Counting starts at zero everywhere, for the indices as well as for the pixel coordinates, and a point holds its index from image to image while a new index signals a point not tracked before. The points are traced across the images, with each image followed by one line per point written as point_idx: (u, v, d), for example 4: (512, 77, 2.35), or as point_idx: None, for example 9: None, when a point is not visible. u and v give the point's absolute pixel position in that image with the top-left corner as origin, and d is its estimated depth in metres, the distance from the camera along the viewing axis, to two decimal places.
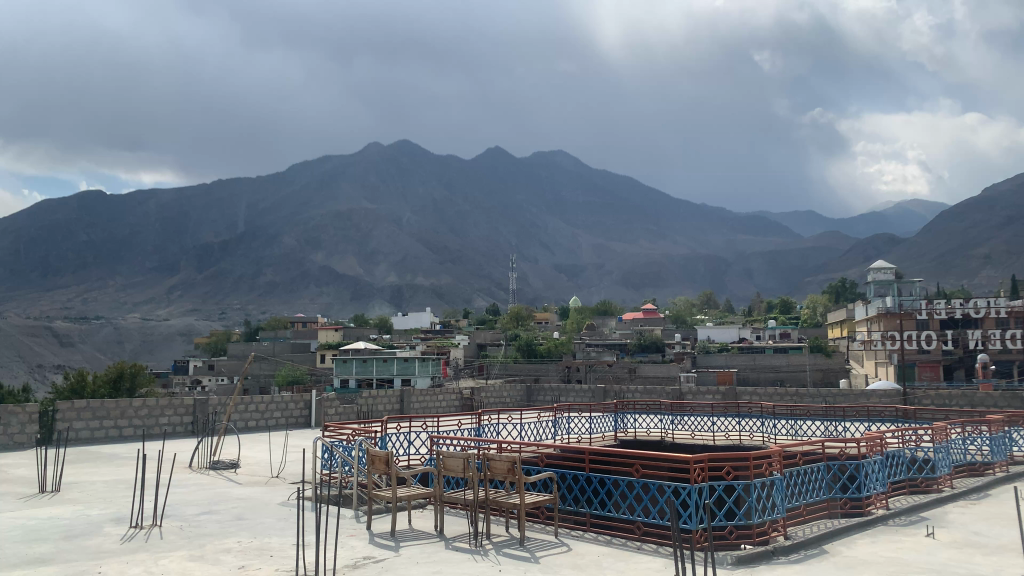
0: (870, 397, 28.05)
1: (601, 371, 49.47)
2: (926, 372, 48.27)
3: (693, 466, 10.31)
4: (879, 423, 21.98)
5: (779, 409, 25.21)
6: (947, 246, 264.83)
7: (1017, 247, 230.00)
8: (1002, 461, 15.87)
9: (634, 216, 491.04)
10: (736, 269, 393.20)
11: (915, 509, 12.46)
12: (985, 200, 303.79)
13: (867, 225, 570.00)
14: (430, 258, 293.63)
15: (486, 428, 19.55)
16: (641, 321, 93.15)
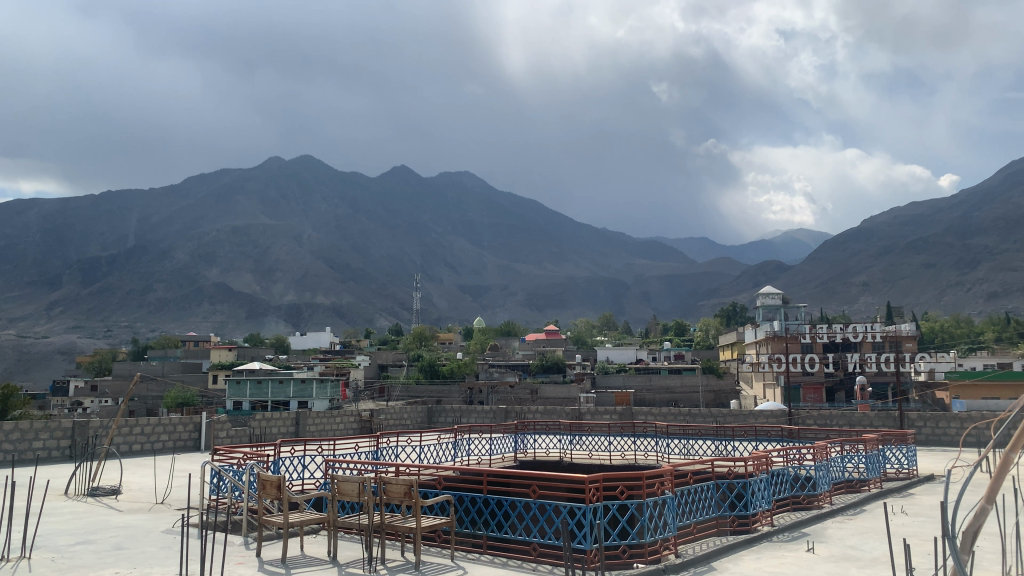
0: (759, 418, 29.29)
1: (503, 393, 49.50)
2: (810, 395, 50.99)
3: (588, 485, 10.45)
4: (765, 442, 22.91)
5: (673, 429, 26.00)
6: (829, 274, 280.54)
7: (891, 276, 246.03)
8: (874, 478, 16.89)
9: (538, 239, 498.03)
10: (636, 293, 403.88)
11: (796, 526, 13.00)
12: (864, 231, 323.11)
13: (757, 252, 596.43)
14: (332, 276, 289.05)
15: (384, 451, 19.29)
16: (543, 342, 94.08)
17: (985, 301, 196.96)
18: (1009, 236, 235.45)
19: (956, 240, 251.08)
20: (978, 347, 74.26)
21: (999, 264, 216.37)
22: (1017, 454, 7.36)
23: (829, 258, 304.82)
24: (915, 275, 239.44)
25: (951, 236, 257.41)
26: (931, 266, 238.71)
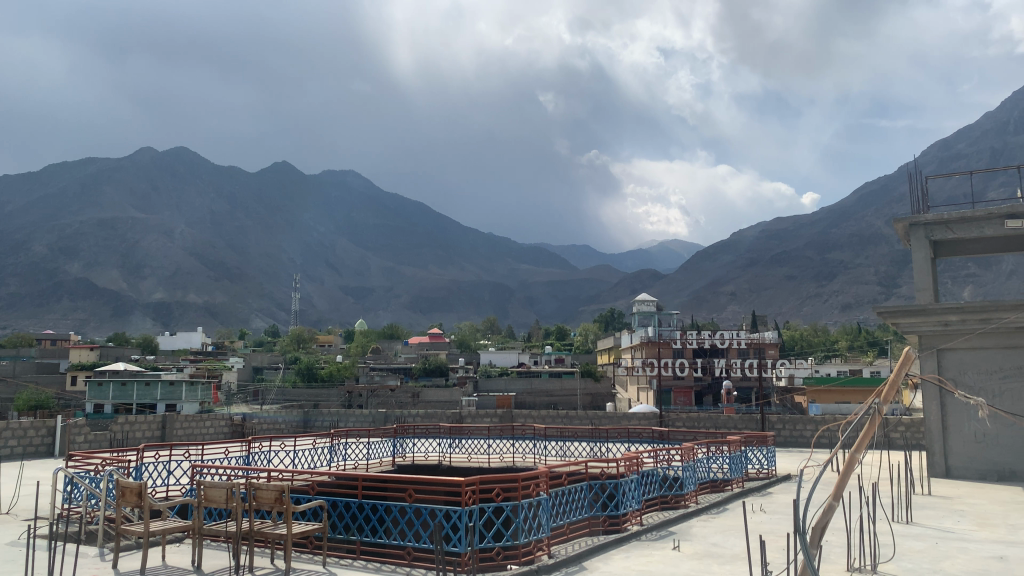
0: (631, 420, 30.32)
1: (383, 397, 48.88)
2: (681, 397, 53.21)
3: (464, 488, 10.48)
4: (638, 443, 23.74)
5: (550, 432, 26.51)
6: (701, 283, 293.55)
7: (757, 287, 260.07)
8: (736, 478, 17.77)
9: (423, 241, 495.64)
10: (519, 297, 408.65)
11: (664, 525, 13.50)
12: (733, 243, 339.69)
13: (635, 260, 615.38)
14: (205, 274, 277.72)
15: (256, 457, 18.71)
16: (427, 345, 93.71)
17: (840, 312, 211.16)
18: (861, 252, 253.18)
19: (815, 254, 267.58)
20: (833, 355, 79.57)
21: (853, 277, 232.49)
22: (861, 455, 7.96)
23: (700, 268, 318.65)
24: (777, 286, 254.07)
25: (811, 250, 274.28)
26: (793, 278, 253.71)
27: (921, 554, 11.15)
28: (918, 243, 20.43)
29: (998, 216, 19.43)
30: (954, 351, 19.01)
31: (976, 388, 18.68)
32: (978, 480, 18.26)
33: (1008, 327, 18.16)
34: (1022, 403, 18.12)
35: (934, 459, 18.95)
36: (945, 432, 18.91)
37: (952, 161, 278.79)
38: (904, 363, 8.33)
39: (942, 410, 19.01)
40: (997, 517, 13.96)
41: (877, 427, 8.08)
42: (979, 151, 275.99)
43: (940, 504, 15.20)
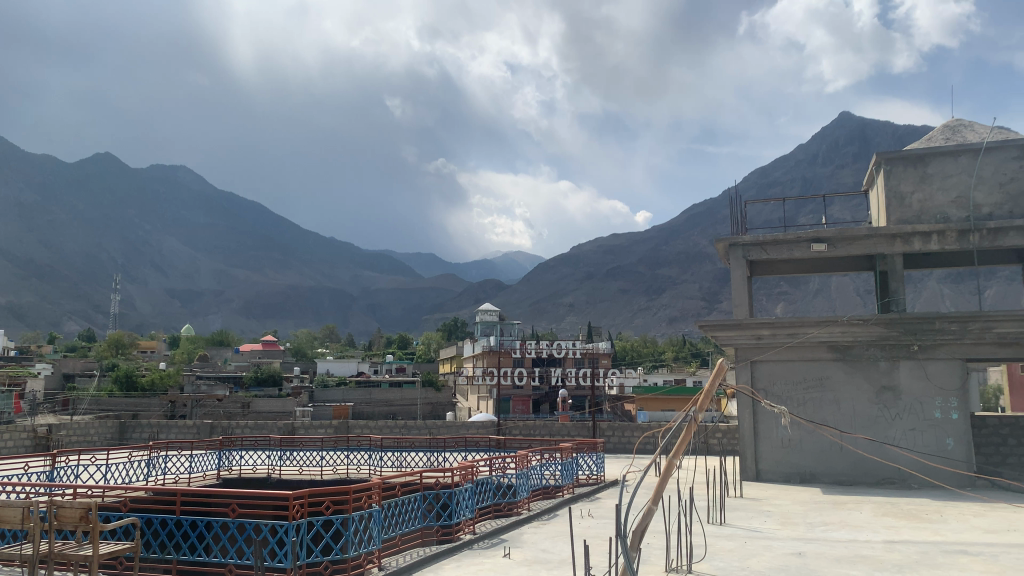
0: (469, 428, 30.49)
1: (210, 407, 46.39)
2: (518, 406, 54.19)
3: (292, 503, 10.08)
4: (474, 453, 23.91)
5: (387, 441, 26.03)
6: (541, 294, 300.72)
7: (593, 299, 269.83)
8: (568, 484, 18.29)
9: (261, 243, 476.43)
10: (361, 304, 401.57)
11: (495, 533, 13.66)
12: (572, 256, 350.53)
13: (477, 270, 620.54)
14: (9, 271, 251.85)
15: (63, 472, 17.27)
16: (260, 353, 89.87)
17: (667, 324, 223.37)
18: (688, 268, 269.01)
19: (646, 269, 281.06)
20: (660, 364, 84.02)
21: (679, 292, 246.57)
22: (679, 461, 8.39)
23: (541, 279, 326.61)
24: (611, 298, 264.87)
25: (643, 265, 287.96)
26: (626, 292, 265.55)
27: (732, 554, 11.91)
28: (737, 262, 22.00)
29: (806, 239, 21.18)
30: (766, 363, 20.49)
31: (783, 397, 20.27)
32: (784, 483, 19.78)
33: (810, 342, 19.90)
34: (820, 412, 19.87)
35: (746, 463, 20.38)
36: (756, 439, 20.34)
37: (770, 188, 302.75)
38: (717, 375, 8.90)
39: (754, 421, 20.40)
40: (798, 516, 15.19)
41: (693, 435, 8.56)
42: (792, 180, 301.40)
43: (748, 506, 16.38)
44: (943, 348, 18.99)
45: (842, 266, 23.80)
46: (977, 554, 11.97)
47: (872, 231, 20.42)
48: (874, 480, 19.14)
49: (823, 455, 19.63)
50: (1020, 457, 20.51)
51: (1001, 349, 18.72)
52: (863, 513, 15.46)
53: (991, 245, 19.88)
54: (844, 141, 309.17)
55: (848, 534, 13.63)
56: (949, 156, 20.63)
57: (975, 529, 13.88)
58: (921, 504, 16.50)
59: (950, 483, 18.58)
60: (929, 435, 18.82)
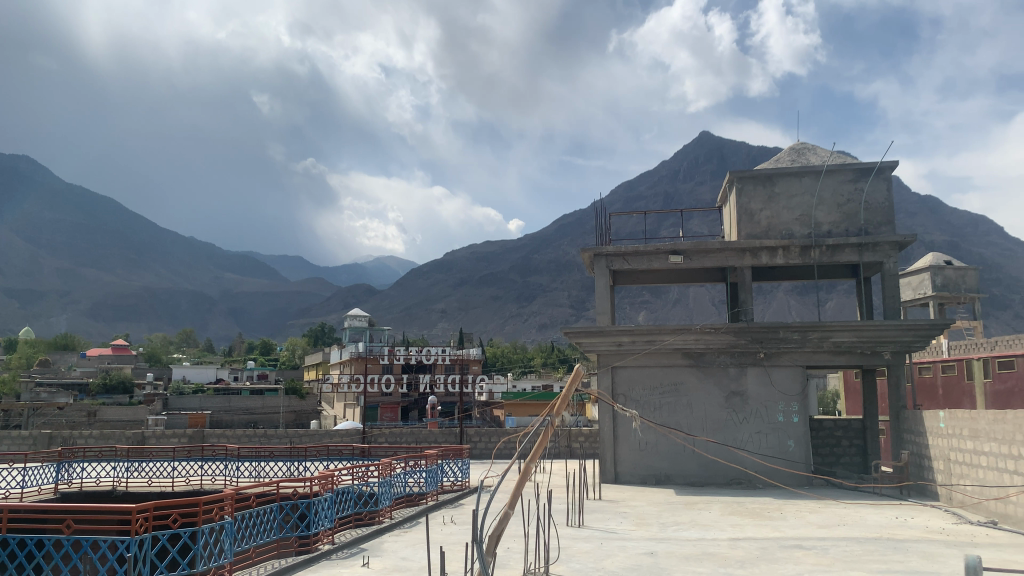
0: (334, 437, 29.80)
1: (50, 416, 43.11)
2: (387, 413, 53.59)
3: (134, 516, 9.52)
4: (337, 462, 23.42)
5: (244, 451, 25.10)
6: (413, 299, 298.32)
7: (465, 305, 270.42)
8: (432, 491, 18.18)
9: (114, 240, 447.28)
10: (223, 307, 384.52)
11: (355, 543, 13.34)
12: (445, 262, 349.94)
13: (347, 274, 607.71)
14: None
15: None
16: (110, 359, 84.36)
17: (537, 331, 227.34)
18: (558, 276, 274.70)
19: (517, 277, 284.22)
20: (528, 371, 85.27)
21: (549, 300, 251.21)
22: (535, 465, 8.54)
23: (413, 285, 324.00)
24: (483, 305, 266.09)
25: (515, 272, 291.16)
26: (498, 298, 267.65)
27: (589, 555, 12.23)
28: (600, 272, 22.64)
29: (664, 251, 22.13)
30: (626, 369, 21.23)
31: (640, 402, 21.04)
32: (640, 484, 20.54)
33: (667, 349, 20.76)
34: (674, 417, 20.78)
35: (606, 466, 20.98)
36: (615, 443, 21.03)
37: (635, 201, 313.75)
38: (572, 382, 9.16)
39: (614, 425, 21.10)
40: (651, 517, 15.84)
41: (549, 439, 8.73)
42: (656, 194, 313.77)
43: (605, 507, 16.92)
44: (785, 355, 20.36)
45: (698, 277, 24.99)
46: (810, 548, 12.83)
47: (723, 245, 21.62)
48: (723, 480, 20.16)
49: (677, 457, 20.53)
50: (851, 456, 22.26)
51: (836, 357, 20.31)
52: (712, 513, 16.26)
53: (828, 260, 21.53)
54: (704, 159, 325.15)
55: (697, 533, 14.31)
56: (794, 176, 22.14)
57: (809, 525, 14.87)
58: (763, 503, 17.56)
59: (788, 482, 19.91)
60: (773, 438, 20.08)
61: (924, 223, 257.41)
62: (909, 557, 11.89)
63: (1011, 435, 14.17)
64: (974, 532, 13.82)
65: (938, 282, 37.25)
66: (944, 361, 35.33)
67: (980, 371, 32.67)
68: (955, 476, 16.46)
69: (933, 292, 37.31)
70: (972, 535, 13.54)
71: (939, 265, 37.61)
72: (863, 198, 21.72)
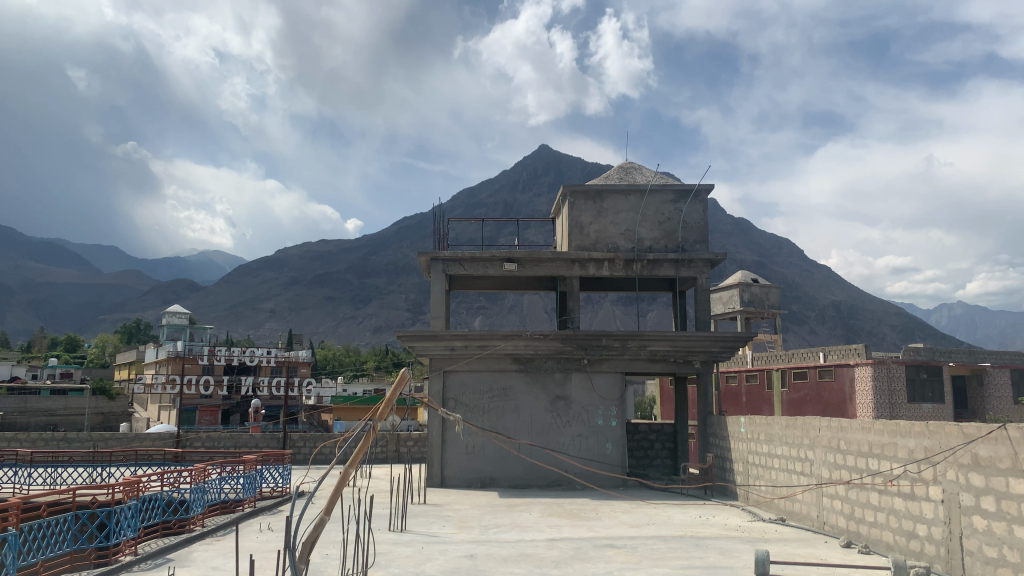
0: (145, 441, 27.92)
1: None
2: (205, 416, 51.05)
3: None
4: (144, 467, 21.95)
5: (38, 455, 22.99)
6: (241, 296, 284.83)
7: (296, 305, 261.38)
8: (250, 498, 17.45)
9: None
10: (21, 299, 348.92)
11: (160, 552, 12.54)
12: (276, 259, 336.81)
13: (168, 268, 571.06)
14: None
15: None
16: None
17: (371, 335, 224.32)
18: (394, 280, 272.28)
19: (353, 278, 278.57)
20: (360, 374, 84.10)
21: (385, 303, 248.54)
22: (354, 470, 8.39)
23: (241, 282, 309.30)
24: (315, 306, 258.48)
25: (350, 274, 285.26)
26: (331, 300, 261.08)
27: (409, 559, 12.22)
28: (435, 276, 22.71)
29: (498, 258, 22.55)
30: (456, 374, 21.40)
31: (469, 406, 21.26)
32: (466, 488, 20.75)
33: (497, 354, 21.12)
34: (500, 421, 21.15)
35: (432, 470, 21.04)
36: (443, 447, 21.10)
37: (474, 207, 316.65)
38: (398, 385, 9.09)
39: (442, 429, 21.19)
40: (473, 520, 16.04)
41: (371, 442, 8.60)
42: (495, 202, 318.43)
43: (429, 512, 16.92)
44: (606, 362, 21.34)
45: (528, 284, 25.68)
46: (621, 546, 13.51)
47: (555, 254, 22.33)
48: (545, 483, 20.80)
49: (502, 460, 20.93)
50: (663, 458, 23.68)
51: (652, 365, 21.52)
52: (532, 515, 16.68)
53: (648, 274, 22.81)
54: (542, 171, 334.37)
55: (517, 534, 14.66)
56: (620, 194, 23.24)
57: (622, 524, 15.66)
58: (582, 504, 18.33)
59: (604, 483, 20.84)
60: (592, 441, 20.96)
61: (736, 243, 278.00)
62: (708, 553, 12.79)
63: (800, 439, 15.54)
64: (768, 528, 15.04)
65: (745, 297, 40.35)
66: (748, 371, 38.29)
67: (778, 381, 35.80)
68: (752, 476, 17.90)
69: (741, 306, 40.41)
70: (764, 531, 14.75)
71: (748, 282, 40.81)
72: (681, 217, 23.19)
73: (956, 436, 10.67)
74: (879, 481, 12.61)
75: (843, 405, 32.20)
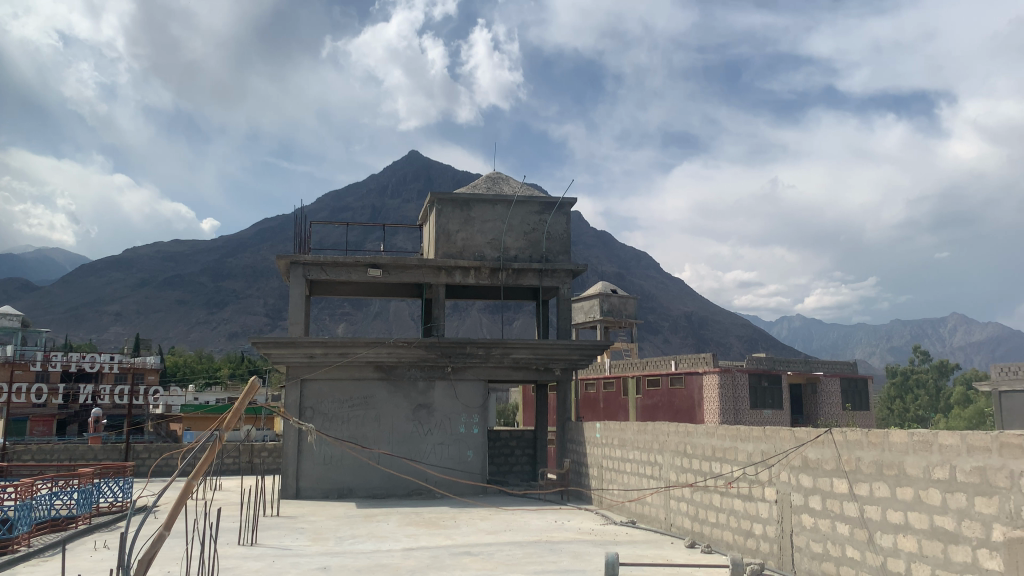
0: None
1: None
2: (38, 427, 47.36)
3: None
4: None
5: None
6: (82, 297, 264.89)
7: (145, 308, 245.89)
8: (83, 514, 16.29)
9: None
10: None
11: None
12: (123, 259, 315.64)
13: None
14: None
15: None
16: None
17: (226, 341, 214.87)
18: (253, 283, 261.73)
19: (208, 281, 265.21)
20: (214, 382, 80.13)
21: (242, 308, 238.40)
22: (199, 481, 7.95)
23: (82, 282, 287.47)
24: (166, 309, 244.21)
25: (205, 276, 271.35)
26: (183, 303, 247.45)
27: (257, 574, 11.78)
28: (296, 280, 22.07)
29: (363, 264, 22.18)
30: (315, 382, 20.85)
31: (327, 415, 20.75)
32: (322, 498, 20.23)
33: (359, 362, 20.77)
34: (359, 430, 20.80)
35: (286, 480, 20.32)
36: (299, 457, 20.44)
37: (340, 211, 309.52)
38: (247, 394, 8.70)
39: (298, 438, 20.51)
40: (328, 531, 15.71)
41: (217, 453, 8.20)
42: (362, 206, 312.66)
43: (282, 524, 16.38)
44: (470, 370, 21.50)
45: (393, 292, 25.38)
46: (477, 553, 13.59)
47: (421, 262, 22.28)
48: (404, 492, 20.64)
49: (360, 470, 20.56)
50: (522, 464, 24.08)
51: (514, 372, 21.88)
52: (389, 524, 16.53)
53: (513, 282, 23.20)
54: (411, 177, 331.55)
55: (373, 544, 14.44)
56: (488, 204, 23.45)
57: (479, 531, 15.76)
58: (440, 512, 18.32)
59: (464, 490, 20.98)
60: (453, 449, 21.06)
61: (598, 255, 286.41)
62: (562, 557, 13.09)
63: (650, 444, 16.21)
64: (618, 531, 15.61)
65: (605, 307, 41.70)
66: (606, 378, 39.53)
67: (633, 388, 37.18)
68: (606, 480, 18.50)
69: (601, 316, 41.71)
70: (616, 534, 15.24)
71: (607, 293, 42.12)
72: (546, 228, 23.71)
73: (790, 439, 11.45)
74: (720, 483, 13.32)
75: (692, 411, 33.88)
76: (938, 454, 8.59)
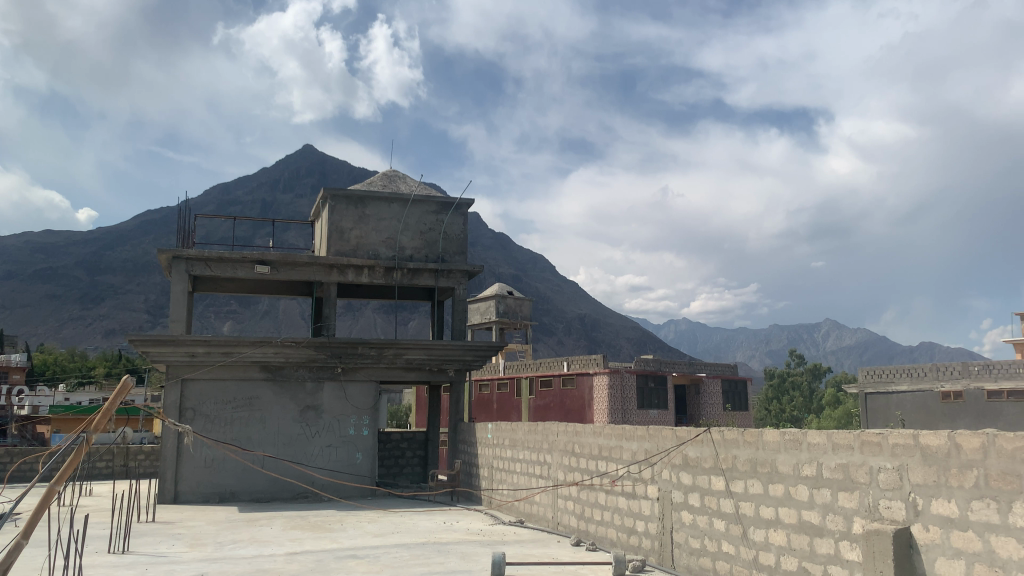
0: None
1: None
2: None
3: None
4: None
5: None
6: None
7: (10, 301, 228.85)
8: None
9: None
10: None
11: None
12: None
13: None
14: None
15: None
16: None
17: (103, 338, 203.68)
18: (133, 278, 248.46)
19: (83, 273, 249.73)
20: (87, 382, 75.34)
21: (120, 304, 226.17)
22: (62, 487, 7.38)
23: None
24: (35, 303, 228.22)
25: (80, 269, 255.27)
26: (55, 297, 232.06)
27: None
28: (178, 276, 21.12)
29: (250, 260, 21.49)
30: (197, 382, 20.03)
31: (208, 416, 19.97)
32: (202, 503, 19.43)
33: (244, 361, 20.10)
34: (243, 432, 20.12)
35: (164, 484, 19.40)
36: (179, 461, 19.56)
37: (229, 204, 298.20)
38: (118, 393, 8.19)
39: (178, 441, 19.65)
40: (208, 536, 15.13)
41: (82, 457, 7.68)
42: (252, 200, 302.25)
43: (158, 531, 15.63)
44: (361, 371, 21.20)
45: (282, 289, 24.69)
46: (362, 557, 13.37)
47: (312, 259, 21.78)
48: (289, 495, 20.13)
49: (243, 473, 19.89)
50: (413, 466, 23.90)
51: (407, 373, 21.74)
52: (273, 529, 16.09)
53: (408, 282, 23.03)
54: (304, 172, 323.29)
55: (253, 550, 13.97)
56: (383, 201, 23.17)
57: (365, 534, 15.51)
58: (327, 515, 17.96)
59: (352, 493, 20.67)
60: (342, 451, 20.72)
61: (495, 256, 288.18)
62: (448, 559, 13.07)
63: (540, 443, 16.41)
64: (505, 531, 15.72)
65: (501, 309, 41.92)
66: (500, 379, 39.77)
67: (526, 389, 37.55)
68: (495, 480, 18.60)
69: (496, 317, 41.91)
70: (503, 534, 15.36)
71: (503, 294, 42.38)
72: (443, 228, 23.65)
73: (670, 438, 11.85)
74: (605, 482, 13.64)
75: (582, 411, 34.51)
76: (807, 451, 9.09)
